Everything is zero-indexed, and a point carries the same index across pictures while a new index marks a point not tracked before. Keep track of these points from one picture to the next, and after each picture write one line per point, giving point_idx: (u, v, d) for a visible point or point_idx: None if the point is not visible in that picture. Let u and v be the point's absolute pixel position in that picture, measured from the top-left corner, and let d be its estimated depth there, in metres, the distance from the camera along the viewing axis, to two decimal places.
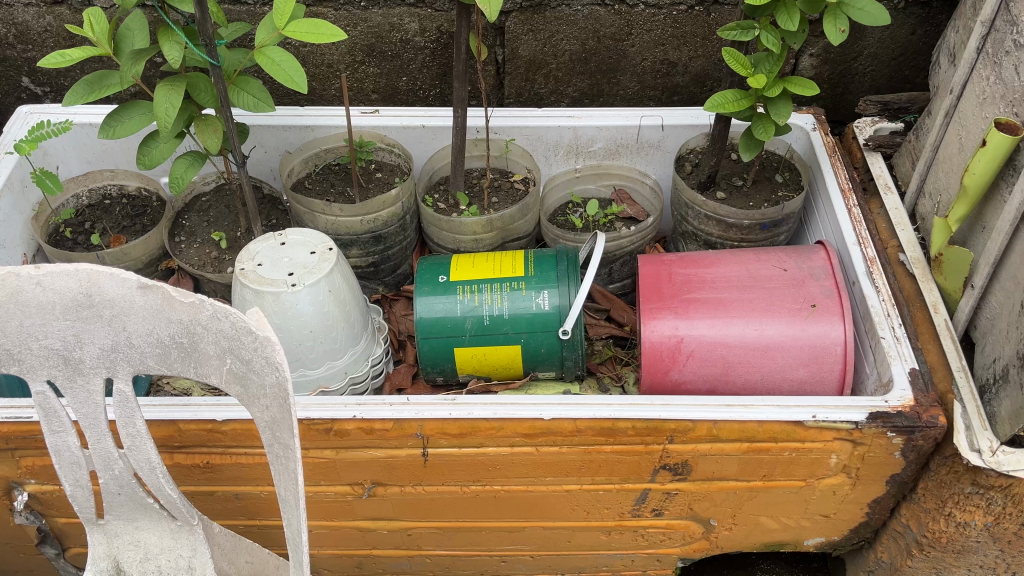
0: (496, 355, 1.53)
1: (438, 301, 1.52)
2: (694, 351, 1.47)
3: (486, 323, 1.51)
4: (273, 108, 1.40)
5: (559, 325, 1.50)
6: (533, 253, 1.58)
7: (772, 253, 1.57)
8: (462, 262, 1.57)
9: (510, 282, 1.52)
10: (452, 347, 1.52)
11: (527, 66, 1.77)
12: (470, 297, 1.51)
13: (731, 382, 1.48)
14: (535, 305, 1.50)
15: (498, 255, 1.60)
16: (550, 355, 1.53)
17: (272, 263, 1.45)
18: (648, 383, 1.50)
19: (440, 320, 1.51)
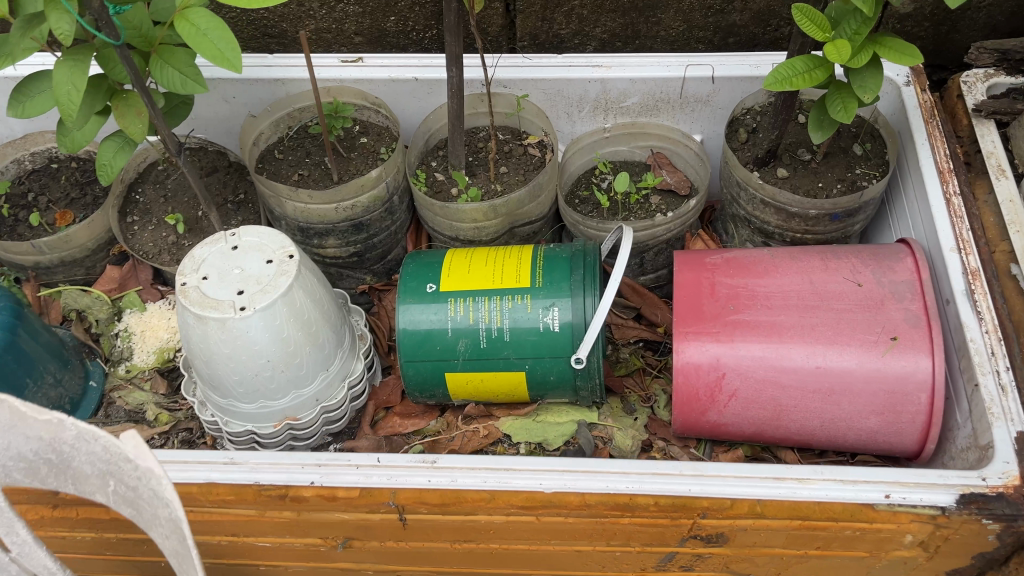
0: (495, 382, 1.26)
1: (425, 316, 1.25)
2: (738, 391, 1.18)
3: (484, 345, 1.24)
4: (208, 91, 1.11)
5: (573, 350, 1.22)
6: (545, 254, 1.28)
7: (844, 257, 1.24)
8: (456, 262, 1.29)
9: (514, 293, 1.23)
10: (444, 371, 1.26)
11: (544, 3, 1.42)
12: (463, 313, 1.24)
13: (782, 427, 1.20)
14: (543, 324, 1.22)
15: (503, 253, 1.30)
16: (561, 383, 1.25)
17: (219, 275, 1.19)
18: (681, 422, 1.23)
19: (429, 339, 1.25)
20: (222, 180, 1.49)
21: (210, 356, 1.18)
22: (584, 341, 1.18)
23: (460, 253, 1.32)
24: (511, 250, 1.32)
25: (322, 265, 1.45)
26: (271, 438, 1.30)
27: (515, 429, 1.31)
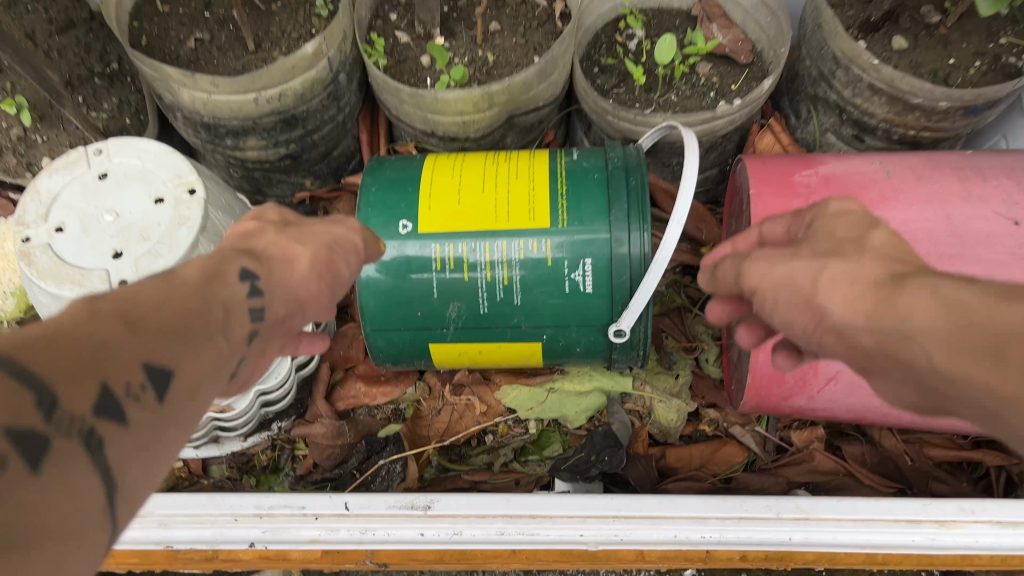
0: (498, 352, 0.92)
1: (398, 271, 0.85)
2: (841, 375, 0.85)
3: (484, 310, 0.87)
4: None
5: (610, 316, 0.87)
6: (566, 171, 0.87)
7: (990, 177, 0.88)
8: (438, 184, 0.87)
9: (527, 239, 0.83)
10: (428, 341, 0.90)
11: None
12: (456, 269, 0.85)
13: (892, 414, 0.89)
14: (570, 284, 0.85)
15: (505, 167, 0.89)
16: (587, 352, 0.92)
17: (82, 224, 0.78)
18: (753, 404, 0.91)
19: (406, 303, 0.87)
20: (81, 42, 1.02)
21: None
22: (629, 311, 0.84)
23: (441, 165, 0.90)
24: (515, 160, 0.90)
25: (243, 168, 1.03)
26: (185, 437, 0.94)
27: (522, 402, 0.97)
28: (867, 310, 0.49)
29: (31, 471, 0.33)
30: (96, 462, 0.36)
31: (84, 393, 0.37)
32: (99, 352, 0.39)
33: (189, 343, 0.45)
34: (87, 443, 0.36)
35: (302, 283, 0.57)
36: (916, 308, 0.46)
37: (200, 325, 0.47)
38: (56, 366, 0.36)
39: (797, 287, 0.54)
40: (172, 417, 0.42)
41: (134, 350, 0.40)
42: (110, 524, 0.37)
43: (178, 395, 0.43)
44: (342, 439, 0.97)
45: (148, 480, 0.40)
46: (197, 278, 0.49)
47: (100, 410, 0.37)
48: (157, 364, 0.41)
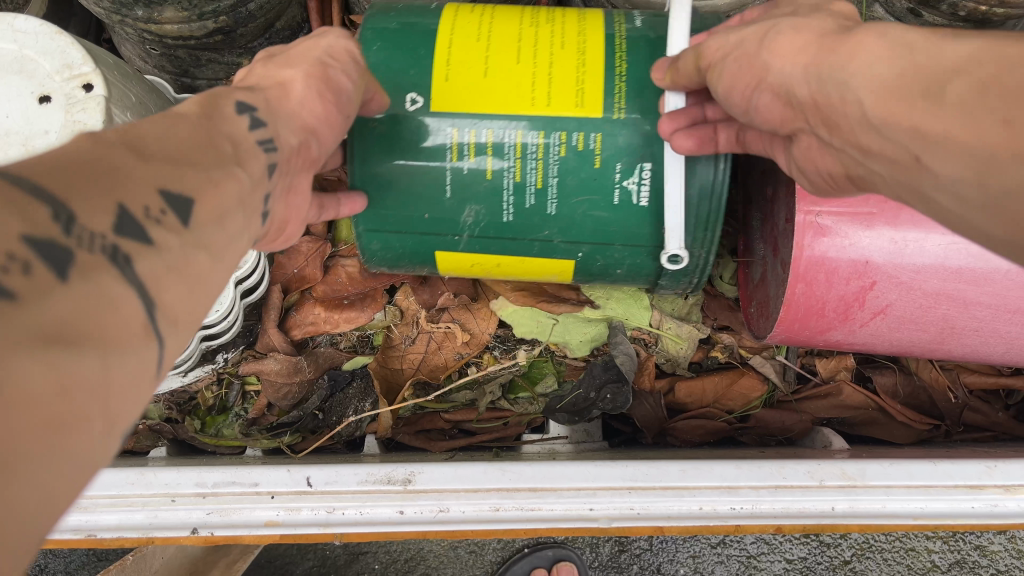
0: (520, 269, 0.67)
1: (394, 160, 0.60)
2: (889, 308, 0.73)
3: (507, 220, 0.62)
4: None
5: (662, 238, 0.63)
6: (628, 34, 0.60)
7: None
8: (457, 44, 0.59)
9: (571, 130, 0.58)
10: (433, 250, 0.66)
11: None
12: (469, 161, 0.60)
13: (941, 348, 0.78)
14: (621, 194, 0.60)
15: (554, 24, 0.61)
16: (630, 276, 0.68)
17: None
18: (782, 336, 0.79)
19: (406, 199, 0.62)
20: None
21: None
22: (670, 227, 0.60)
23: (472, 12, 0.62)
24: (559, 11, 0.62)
25: (161, 44, 0.82)
26: None
27: (519, 323, 0.82)
28: (808, 60, 0.44)
29: (60, 278, 0.29)
30: (127, 279, 0.31)
31: (96, 210, 0.32)
32: (104, 173, 0.33)
33: (210, 167, 0.38)
34: (115, 259, 0.31)
35: (302, 107, 0.48)
36: (858, 52, 0.41)
37: (215, 151, 0.40)
38: (52, 180, 0.31)
39: (741, 47, 0.49)
40: (205, 243, 0.36)
41: (147, 172, 0.35)
42: (158, 340, 0.32)
43: (210, 219, 0.37)
44: (301, 377, 0.83)
45: (193, 310, 0.35)
46: (199, 110, 0.42)
47: (120, 227, 0.32)
48: (175, 189, 0.35)
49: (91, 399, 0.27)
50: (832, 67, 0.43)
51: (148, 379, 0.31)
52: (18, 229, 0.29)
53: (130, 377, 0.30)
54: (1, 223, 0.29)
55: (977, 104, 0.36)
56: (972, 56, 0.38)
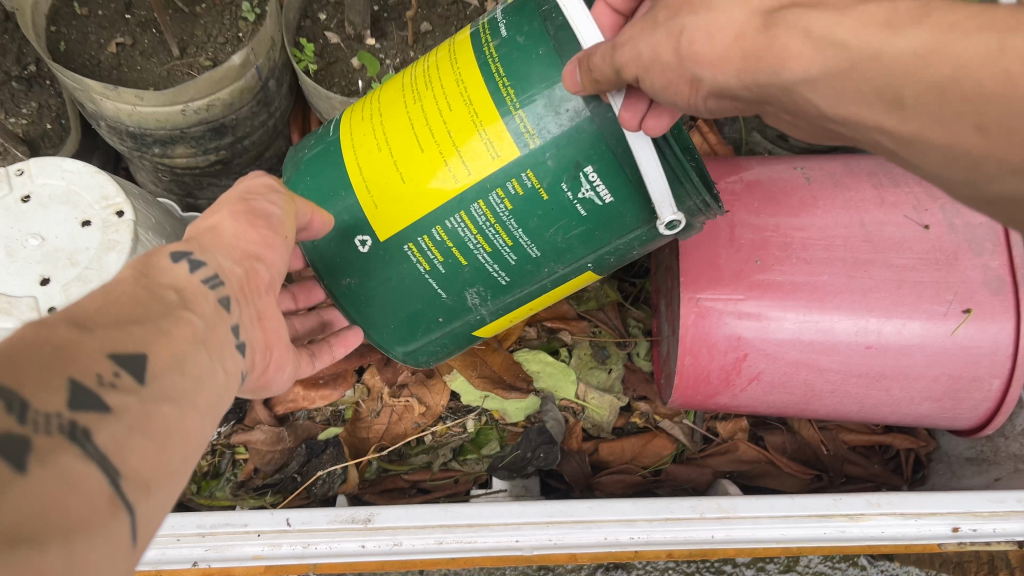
0: (548, 295, 0.75)
1: (384, 290, 0.73)
2: (761, 375, 0.90)
3: (506, 281, 0.71)
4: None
5: (651, 211, 0.65)
6: (502, 57, 0.63)
7: (903, 184, 0.92)
8: (370, 154, 0.69)
9: (505, 184, 0.64)
10: (472, 327, 0.78)
11: None
12: (438, 257, 0.69)
13: (809, 408, 0.95)
14: (585, 205, 0.64)
15: (437, 76, 0.67)
16: (643, 238, 0.68)
17: (6, 251, 0.76)
18: (680, 401, 0.96)
19: (417, 315, 0.75)
20: None
21: None
22: (656, 201, 0.62)
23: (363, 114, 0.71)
24: (444, 61, 0.68)
25: (171, 173, 1.01)
26: None
27: (467, 388, 1.00)
28: (736, 69, 0.48)
29: (19, 469, 0.33)
30: (89, 454, 0.36)
31: (49, 393, 0.37)
32: (58, 353, 0.39)
33: (155, 324, 0.45)
34: (74, 437, 0.36)
35: (240, 238, 0.61)
36: (790, 56, 0.45)
37: (157, 306, 0.47)
38: (11, 371, 0.36)
39: (665, 64, 0.52)
40: (160, 394, 0.42)
41: (96, 344, 0.40)
42: (125, 507, 0.37)
43: (160, 374, 0.43)
44: (282, 444, 0.98)
45: (160, 461, 0.40)
46: (131, 272, 0.49)
47: (75, 404, 0.37)
48: (123, 352, 0.41)
49: None
50: (764, 66, 0.47)
51: (120, 546, 0.36)
52: None
53: (102, 547, 0.34)
54: None
55: (940, 111, 0.40)
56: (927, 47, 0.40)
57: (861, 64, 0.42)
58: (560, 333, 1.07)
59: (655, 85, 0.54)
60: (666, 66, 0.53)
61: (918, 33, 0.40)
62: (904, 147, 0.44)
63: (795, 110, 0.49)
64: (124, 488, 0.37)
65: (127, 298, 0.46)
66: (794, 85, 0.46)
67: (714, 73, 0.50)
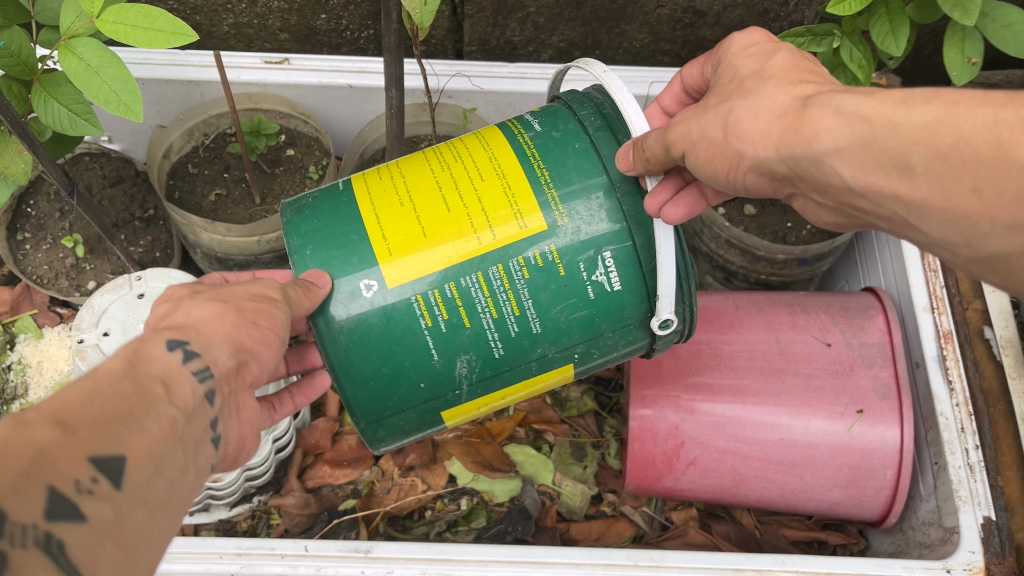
0: (524, 386, 0.87)
1: (377, 347, 0.80)
2: (697, 460, 1.11)
3: (499, 354, 0.82)
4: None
5: (648, 309, 0.83)
6: (537, 145, 0.82)
7: (813, 312, 1.16)
8: (386, 210, 0.81)
9: (527, 253, 0.78)
10: (439, 409, 0.85)
11: (496, 8, 1.24)
12: (441, 315, 0.79)
13: (740, 494, 1.14)
14: (594, 287, 0.80)
15: (466, 155, 0.84)
16: (627, 342, 0.87)
17: (123, 332, 1.04)
18: (634, 485, 1.16)
19: (400, 378, 0.81)
20: (127, 192, 1.32)
21: None
22: (663, 296, 0.81)
23: (374, 181, 0.84)
24: (474, 145, 0.85)
25: None
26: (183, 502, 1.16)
27: (463, 470, 1.23)
28: (776, 145, 0.72)
29: None
30: (60, 565, 0.43)
31: (28, 504, 0.42)
32: (37, 458, 0.44)
33: (136, 422, 0.51)
34: (47, 549, 0.43)
35: (239, 333, 0.69)
36: (823, 133, 0.67)
37: (142, 402, 0.53)
38: (0, 483, 0.42)
39: (713, 139, 0.77)
40: (136, 499, 0.49)
41: (78, 446, 0.46)
42: None
43: (135, 479, 0.49)
44: (308, 509, 1.21)
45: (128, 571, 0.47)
46: (125, 363, 0.57)
47: (52, 514, 0.44)
48: (101, 455, 0.47)
49: None
50: (797, 138, 0.69)
51: None
52: None
53: None
54: None
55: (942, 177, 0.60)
56: (935, 120, 0.60)
57: (880, 136, 0.63)
58: (545, 434, 1.31)
59: (701, 159, 0.78)
60: (712, 142, 0.77)
61: (928, 111, 0.62)
62: (912, 210, 0.64)
63: (822, 182, 0.70)
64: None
65: (126, 398, 0.52)
66: (823, 154, 0.67)
67: (755, 147, 0.73)
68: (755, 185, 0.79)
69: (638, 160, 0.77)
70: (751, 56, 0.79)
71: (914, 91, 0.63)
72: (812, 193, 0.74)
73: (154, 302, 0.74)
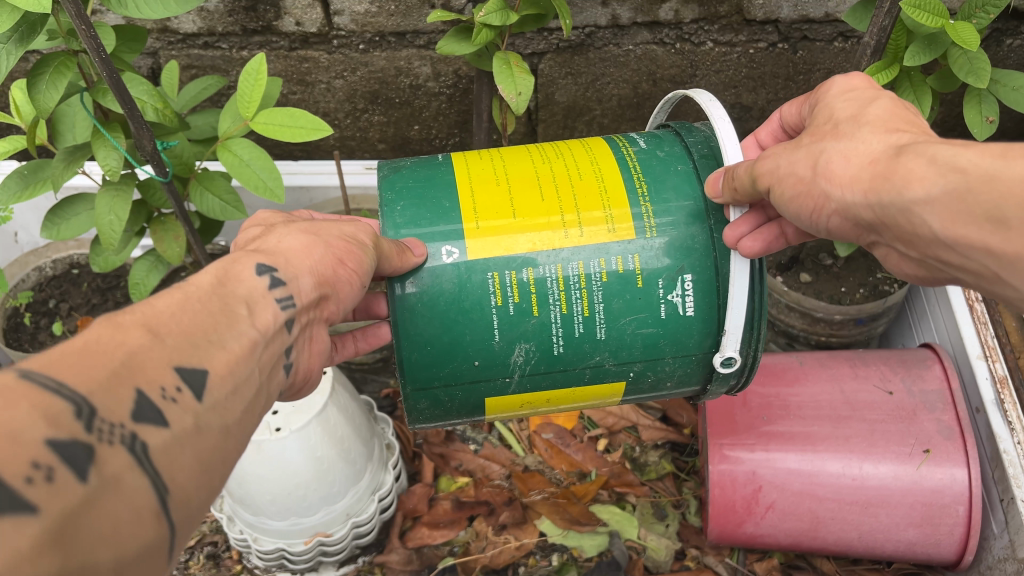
0: (568, 394, 0.94)
1: (450, 316, 0.87)
2: (775, 503, 1.18)
3: (558, 350, 0.89)
4: (279, 79, 1.10)
5: (714, 343, 0.91)
6: (641, 159, 0.93)
7: (873, 364, 1.26)
8: (484, 186, 0.90)
9: (614, 256, 0.87)
10: (483, 393, 0.92)
11: (566, 113, 1.42)
12: (513, 300, 0.87)
13: (819, 537, 1.20)
14: (668, 307, 0.88)
15: (570, 157, 0.93)
16: (684, 376, 0.94)
17: None
18: (717, 533, 1.23)
19: (459, 351, 0.88)
20: None
21: (244, 478, 1.15)
22: (731, 333, 0.89)
23: (474, 161, 0.94)
24: (579, 151, 0.95)
25: (348, 368, 1.46)
26: (299, 557, 1.26)
27: (553, 527, 1.32)
28: (863, 190, 0.73)
29: (85, 476, 0.46)
30: (144, 465, 0.50)
31: (121, 406, 0.51)
32: (128, 360, 0.54)
33: (213, 343, 0.62)
34: (135, 445, 0.50)
35: (319, 264, 0.80)
36: (913, 183, 0.69)
37: (222, 323, 0.64)
38: (95, 381, 0.50)
39: (800, 177, 0.79)
40: (212, 410, 0.58)
41: (166, 358, 0.56)
42: (165, 516, 0.51)
43: (213, 392, 0.59)
44: (412, 565, 1.32)
45: (203, 479, 0.56)
46: (212, 286, 0.68)
47: (139, 416, 0.52)
48: (182, 368, 0.57)
49: (105, 549, 0.45)
50: (887, 185, 0.71)
51: (157, 548, 0.50)
52: (47, 433, 0.45)
53: (135, 526, 0.48)
54: (35, 430, 0.45)
55: None
56: None
57: (975, 188, 0.65)
58: (628, 496, 1.39)
59: (786, 196, 0.81)
60: (798, 180, 0.79)
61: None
62: (1004, 263, 0.66)
63: (909, 232, 0.72)
64: (167, 501, 0.51)
65: (212, 326, 0.63)
66: (914, 203, 0.69)
67: (843, 191, 0.75)
68: (838, 230, 0.80)
69: (733, 194, 0.84)
70: (852, 99, 0.81)
71: (1013, 146, 0.65)
72: (897, 243, 0.76)
73: (254, 225, 0.88)
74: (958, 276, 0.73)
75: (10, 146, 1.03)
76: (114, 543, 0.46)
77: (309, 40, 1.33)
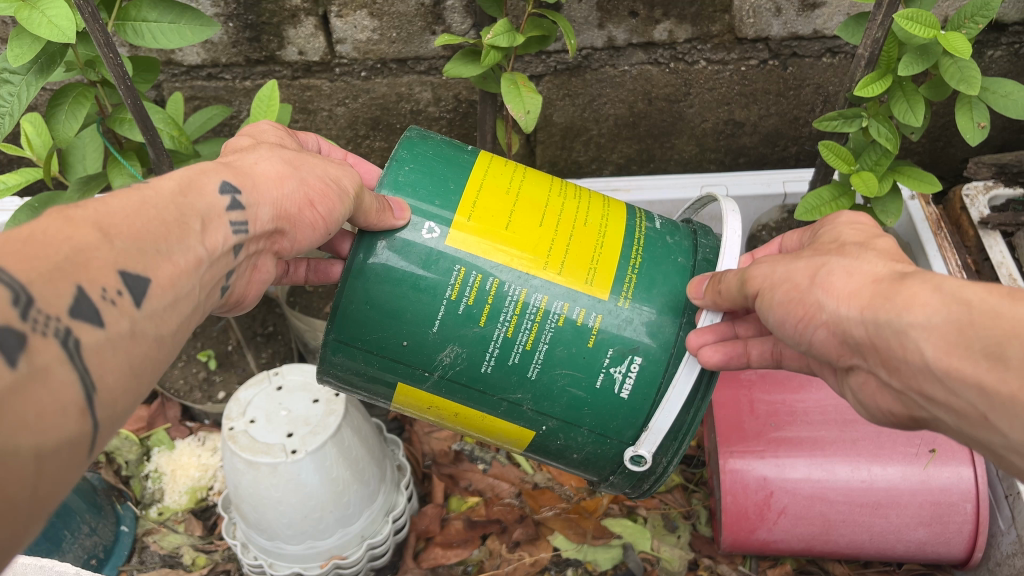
0: (479, 420, 0.94)
1: (401, 294, 0.85)
2: (787, 508, 1.20)
3: (486, 369, 0.88)
4: (289, 105, 1.12)
5: (631, 440, 0.93)
6: (647, 236, 0.94)
7: None
8: (490, 189, 0.89)
9: (579, 307, 0.87)
10: (396, 373, 0.90)
11: (564, 134, 1.46)
12: (466, 301, 0.85)
13: (831, 541, 1.21)
14: (605, 377, 0.89)
15: (580, 200, 0.95)
16: (588, 459, 0.97)
17: (267, 418, 1.18)
18: (730, 540, 1.24)
19: (398, 326, 0.86)
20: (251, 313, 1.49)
21: (260, 501, 1.15)
22: (651, 432, 0.91)
23: (498, 166, 0.93)
24: (598, 202, 0.96)
25: None
26: None
27: (566, 542, 1.33)
28: (860, 308, 0.72)
29: (14, 363, 0.47)
30: (75, 361, 0.51)
31: (59, 300, 0.52)
32: (73, 255, 0.55)
33: (160, 253, 0.62)
34: (67, 340, 0.51)
35: (288, 198, 0.79)
36: (913, 307, 0.67)
37: (176, 234, 0.65)
38: (36, 273, 0.51)
39: (794, 285, 0.79)
40: (148, 319, 0.59)
41: (111, 260, 0.57)
42: (91, 415, 0.51)
43: (153, 301, 0.60)
44: None
45: (130, 383, 0.57)
46: (177, 191, 0.68)
47: (75, 312, 0.53)
48: (126, 271, 0.58)
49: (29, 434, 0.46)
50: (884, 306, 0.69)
51: (81, 444, 0.51)
52: None
53: (59, 416, 0.49)
54: None
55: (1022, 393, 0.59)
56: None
57: (977, 322, 0.63)
58: (638, 510, 1.40)
59: (776, 301, 0.80)
60: (791, 289, 0.79)
61: None
62: (993, 404, 0.62)
63: (898, 359, 0.69)
64: (94, 399, 0.52)
65: (162, 234, 0.63)
66: (909, 326, 0.67)
67: (838, 305, 0.74)
68: (822, 347, 0.78)
69: (715, 299, 0.87)
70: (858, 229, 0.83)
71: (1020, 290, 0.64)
72: (880, 370, 0.73)
73: (242, 139, 0.86)
74: (939, 419, 0.69)
75: (25, 177, 1.04)
76: (37, 431, 0.47)
77: (312, 69, 1.35)
